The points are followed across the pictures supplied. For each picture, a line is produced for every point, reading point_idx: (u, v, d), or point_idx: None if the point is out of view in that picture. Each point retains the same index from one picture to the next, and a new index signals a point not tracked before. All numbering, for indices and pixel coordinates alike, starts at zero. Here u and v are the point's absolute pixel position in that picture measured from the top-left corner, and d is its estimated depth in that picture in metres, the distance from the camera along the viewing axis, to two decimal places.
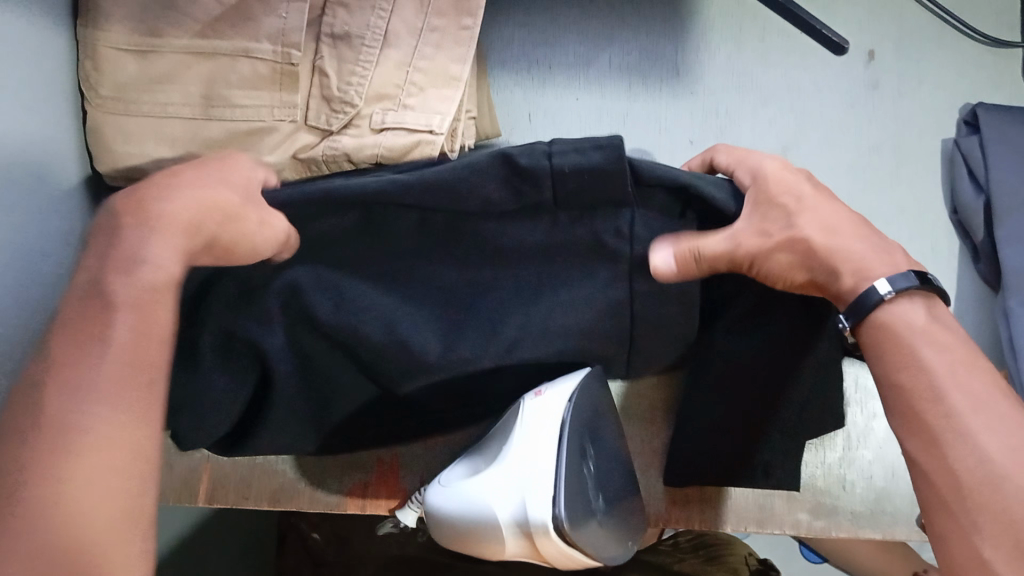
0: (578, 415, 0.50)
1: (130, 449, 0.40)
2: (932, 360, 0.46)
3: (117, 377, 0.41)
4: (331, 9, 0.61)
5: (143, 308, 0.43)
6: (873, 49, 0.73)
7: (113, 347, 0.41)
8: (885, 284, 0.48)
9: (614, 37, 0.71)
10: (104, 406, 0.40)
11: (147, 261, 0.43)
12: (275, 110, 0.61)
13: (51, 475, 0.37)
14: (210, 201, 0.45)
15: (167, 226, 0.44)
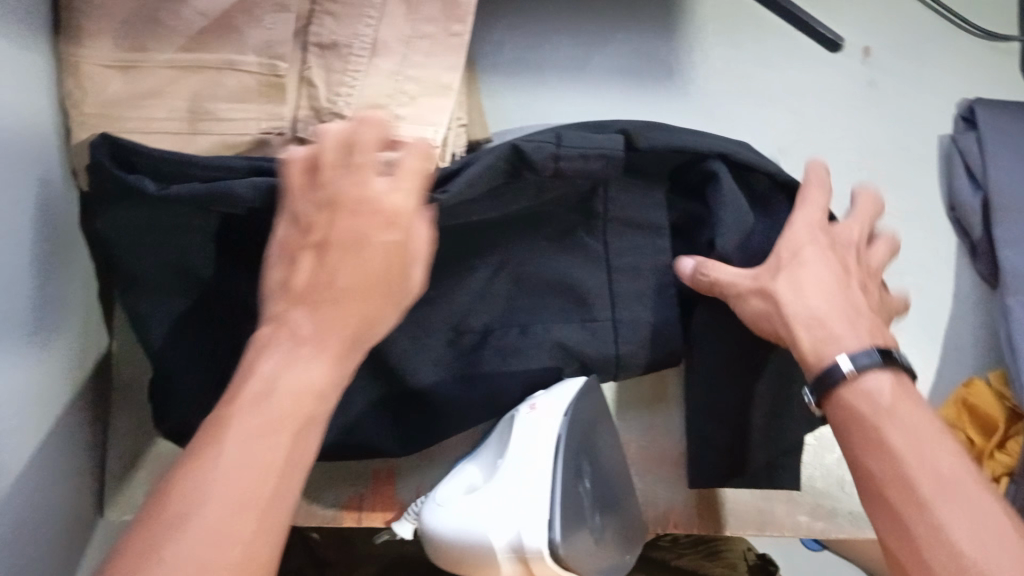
0: (572, 434, 0.51)
1: (248, 553, 0.35)
2: (894, 445, 0.45)
3: (252, 469, 0.37)
4: (317, 18, 0.61)
5: (299, 433, 0.39)
6: (868, 45, 0.72)
7: (264, 458, 0.38)
8: (846, 360, 0.48)
9: (606, 39, 0.70)
10: (230, 497, 0.36)
11: (302, 379, 0.40)
12: (261, 122, 0.60)
13: (157, 554, 0.34)
14: (367, 298, 0.44)
15: (320, 329, 0.42)
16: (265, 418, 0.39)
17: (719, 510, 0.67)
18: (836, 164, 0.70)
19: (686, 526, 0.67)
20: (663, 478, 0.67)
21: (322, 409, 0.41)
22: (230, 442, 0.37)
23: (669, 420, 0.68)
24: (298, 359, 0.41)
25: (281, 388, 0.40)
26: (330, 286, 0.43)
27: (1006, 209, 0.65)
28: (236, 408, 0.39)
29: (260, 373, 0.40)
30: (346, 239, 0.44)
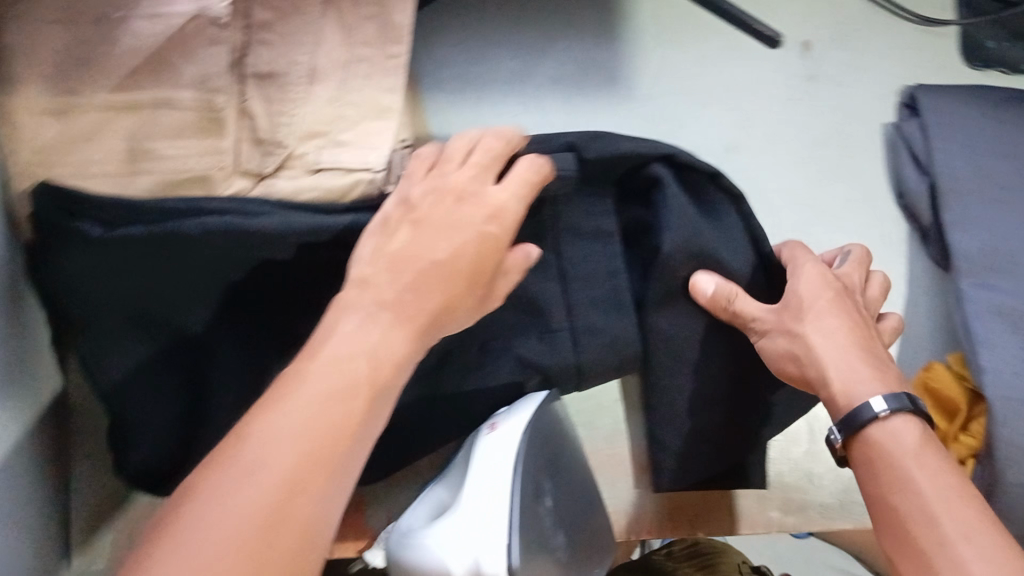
0: (528, 454, 0.50)
1: (309, 508, 0.36)
2: (919, 486, 0.47)
3: (321, 425, 0.37)
4: (253, 48, 0.61)
5: (370, 401, 0.40)
6: (808, 39, 0.72)
7: (334, 420, 0.38)
8: (879, 402, 0.50)
9: (547, 49, 0.70)
10: (297, 448, 0.36)
11: (375, 348, 0.42)
12: (202, 159, 0.59)
13: (220, 495, 0.35)
14: (458, 280, 0.47)
15: (398, 304, 0.44)
16: (343, 378, 0.40)
17: (689, 512, 0.68)
18: (783, 159, 0.71)
19: (658, 531, 0.67)
20: (631, 485, 0.68)
21: (393, 384, 0.42)
22: (299, 398, 0.38)
23: (633, 426, 0.69)
24: (375, 329, 0.42)
25: (361, 356, 0.41)
26: (421, 258, 0.46)
27: (953, 193, 0.66)
28: (316, 365, 0.40)
29: (341, 336, 0.41)
30: (443, 221, 0.48)
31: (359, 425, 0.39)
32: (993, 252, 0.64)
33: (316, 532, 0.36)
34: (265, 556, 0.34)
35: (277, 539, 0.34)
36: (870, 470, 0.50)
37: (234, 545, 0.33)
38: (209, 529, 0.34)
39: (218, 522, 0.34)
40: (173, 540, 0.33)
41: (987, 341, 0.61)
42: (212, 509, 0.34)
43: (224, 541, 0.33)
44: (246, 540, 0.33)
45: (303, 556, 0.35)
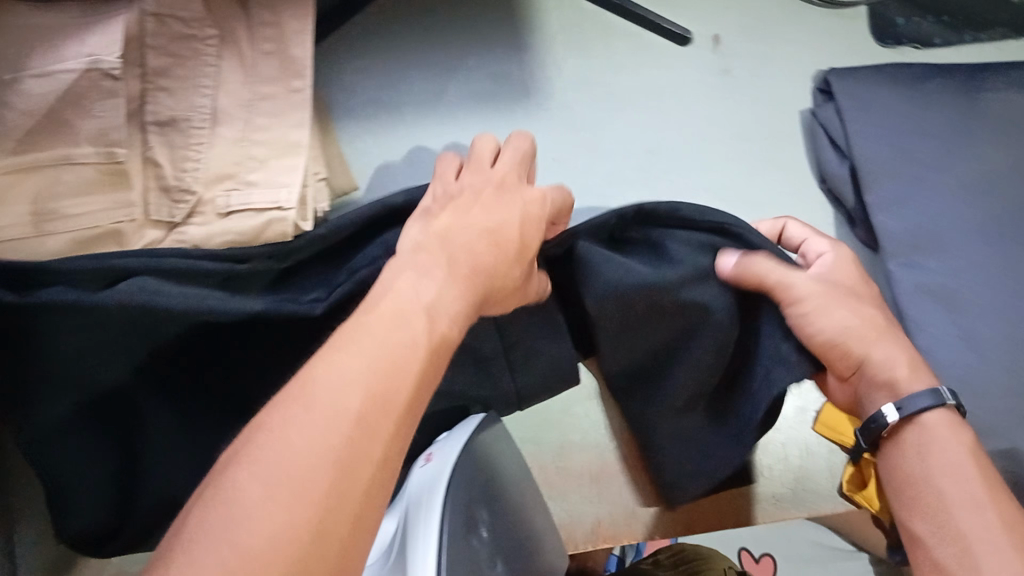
0: (458, 484, 0.50)
1: (382, 453, 0.34)
2: (964, 477, 0.48)
3: (382, 376, 0.36)
4: (151, 95, 0.59)
5: (430, 358, 0.38)
6: (718, 34, 0.73)
7: (394, 372, 0.36)
8: (944, 391, 0.51)
9: (458, 66, 0.70)
10: (363, 395, 0.35)
11: (430, 304, 0.41)
12: (111, 212, 0.57)
13: (277, 441, 0.33)
14: (498, 259, 0.46)
15: (452, 265, 0.44)
16: (402, 330, 0.38)
17: (644, 518, 0.67)
18: (709, 154, 0.70)
19: (615, 538, 0.67)
20: (584, 496, 0.67)
21: (453, 338, 0.41)
22: (357, 351, 0.36)
23: (581, 436, 0.68)
24: (430, 286, 0.42)
25: (419, 309, 0.40)
26: (470, 228, 0.47)
27: (874, 174, 0.66)
28: (376, 319, 0.39)
29: (398, 291, 0.41)
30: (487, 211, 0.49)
31: (422, 372, 0.37)
32: (918, 230, 0.64)
33: (387, 470, 0.34)
34: (337, 490, 0.32)
35: (347, 473, 0.32)
36: (916, 456, 0.50)
37: (303, 475, 0.32)
38: (275, 460, 0.32)
39: (285, 454, 0.32)
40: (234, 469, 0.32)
41: (919, 322, 0.62)
42: (274, 443, 0.32)
43: (291, 471, 0.32)
44: (316, 471, 0.32)
45: (375, 495, 0.33)
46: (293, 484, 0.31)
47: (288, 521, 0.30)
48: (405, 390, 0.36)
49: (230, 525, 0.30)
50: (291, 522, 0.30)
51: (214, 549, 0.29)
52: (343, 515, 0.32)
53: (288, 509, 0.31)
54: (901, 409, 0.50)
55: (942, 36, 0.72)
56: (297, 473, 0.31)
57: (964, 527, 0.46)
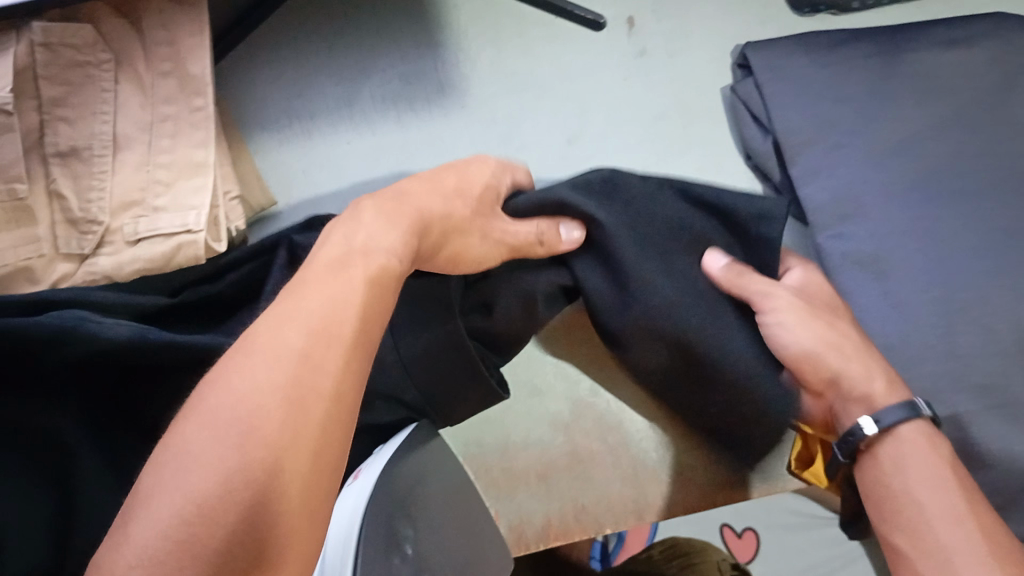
0: (381, 501, 0.50)
1: (329, 389, 0.33)
2: (934, 502, 0.48)
3: (322, 309, 0.35)
4: (50, 126, 0.57)
5: (372, 287, 0.38)
6: (631, 16, 0.73)
7: (341, 306, 0.36)
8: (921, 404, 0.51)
9: (373, 69, 0.70)
10: (307, 334, 0.33)
11: (367, 245, 0.40)
12: (19, 250, 0.55)
13: (216, 399, 0.31)
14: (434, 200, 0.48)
15: (383, 209, 0.44)
16: (340, 271, 0.38)
17: (593, 512, 0.66)
18: (632, 137, 0.69)
19: (567, 534, 0.66)
20: (531, 494, 0.67)
21: (392, 273, 0.40)
22: (304, 295, 0.36)
23: (523, 434, 0.68)
24: (364, 232, 0.42)
25: (354, 252, 0.40)
26: (406, 182, 0.49)
27: (796, 147, 0.66)
28: (319, 269, 0.38)
29: (335, 243, 0.40)
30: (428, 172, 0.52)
31: (366, 304, 0.37)
32: (843, 198, 0.63)
33: (343, 405, 0.33)
34: (290, 426, 0.31)
35: (302, 407, 0.31)
36: (888, 469, 0.50)
37: (252, 419, 0.30)
38: (220, 408, 0.30)
39: (235, 402, 0.31)
40: (187, 426, 0.30)
41: (850, 292, 0.61)
42: (219, 396, 0.31)
43: (238, 419, 0.30)
44: (265, 410, 0.30)
45: (331, 431, 0.32)
46: (244, 427, 0.30)
47: (240, 466, 0.29)
48: (354, 326, 0.35)
49: (182, 480, 0.29)
50: (246, 466, 0.29)
51: (166, 501, 0.28)
52: (297, 454, 0.30)
53: (241, 453, 0.29)
54: (878, 421, 0.50)
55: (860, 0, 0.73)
56: (246, 417, 0.30)
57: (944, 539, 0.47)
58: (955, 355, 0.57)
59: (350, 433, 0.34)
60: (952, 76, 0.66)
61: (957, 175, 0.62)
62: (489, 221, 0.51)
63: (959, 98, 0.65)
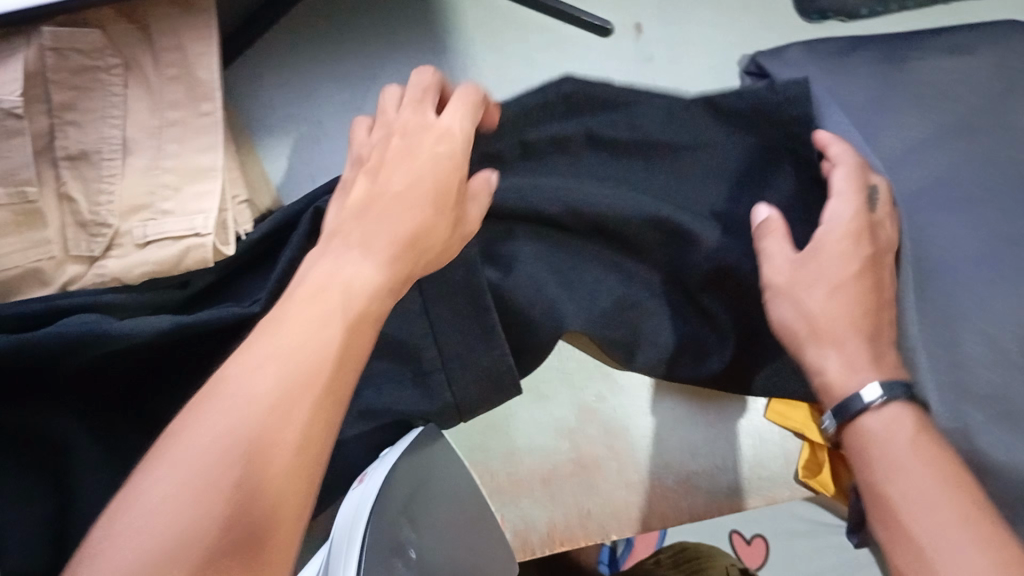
0: (384, 505, 0.50)
1: (290, 442, 0.35)
2: (898, 491, 0.44)
3: (294, 359, 0.37)
4: (59, 130, 0.58)
5: (350, 328, 0.40)
6: (638, 23, 0.73)
7: (317, 355, 0.38)
8: (873, 391, 0.48)
9: (379, 75, 0.70)
10: (274, 381, 0.36)
11: (349, 281, 0.42)
12: (28, 252, 0.57)
13: (176, 446, 0.34)
14: (402, 216, 0.47)
15: (365, 239, 0.45)
16: (316, 310, 0.40)
17: (597, 518, 0.67)
18: None
19: (572, 541, 0.66)
20: (536, 500, 0.67)
21: (371, 313, 0.42)
22: (277, 339, 0.38)
23: (527, 441, 0.67)
24: (347, 265, 0.43)
25: (334, 288, 0.42)
26: (384, 193, 0.49)
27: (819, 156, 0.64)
28: (298, 305, 0.40)
29: (318, 276, 0.42)
30: (391, 171, 0.50)
31: (343, 350, 0.39)
32: None
33: (307, 457, 0.36)
34: (244, 481, 0.33)
35: (259, 459, 0.34)
36: (863, 457, 0.47)
37: (207, 478, 0.33)
38: (178, 460, 0.33)
39: (191, 453, 0.33)
40: (145, 475, 0.33)
41: None
42: (178, 446, 0.34)
43: (203, 470, 0.33)
44: (222, 465, 0.33)
45: (296, 480, 0.35)
46: (202, 477, 0.33)
47: (200, 518, 0.32)
48: (327, 376, 0.38)
49: (135, 530, 0.31)
50: (195, 527, 0.32)
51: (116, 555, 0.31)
52: (256, 506, 0.33)
53: (202, 508, 0.32)
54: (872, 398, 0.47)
55: (868, 7, 0.73)
56: (210, 468, 0.33)
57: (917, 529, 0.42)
58: (957, 366, 0.58)
59: (317, 482, 0.36)
60: (958, 83, 0.66)
61: (966, 182, 0.62)
62: (461, 225, 0.51)
63: (965, 104, 0.65)
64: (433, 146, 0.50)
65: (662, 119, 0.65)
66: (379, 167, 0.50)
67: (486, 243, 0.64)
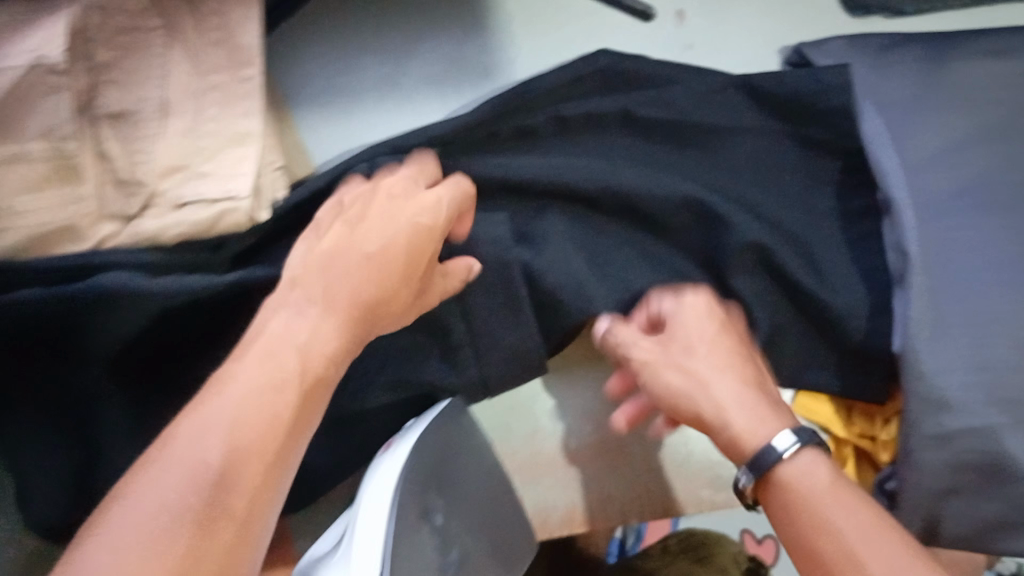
0: (416, 471, 0.51)
1: (232, 506, 0.39)
2: (834, 529, 0.48)
3: (244, 424, 0.41)
4: (101, 88, 0.58)
5: (302, 392, 0.44)
6: (681, 9, 0.73)
7: (266, 421, 0.42)
8: (783, 441, 0.51)
9: (418, 51, 0.70)
10: (223, 448, 0.40)
11: (307, 342, 0.46)
12: (64, 208, 0.57)
13: (125, 508, 0.38)
14: (370, 281, 0.50)
15: (329, 295, 0.49)
16: (273, 369, 0.44)
17: (617, 502, 0.67)
18: None
19: (590, 523, 0.67)
20: (555, 481, 0.67)
21: (324, 375, 0.46)
22: (227, 401, 0.42)
23: (553, 421, 0.67)
24: (305, 323, 0.47)
25: (290, 348, 0.45)
26: (351, 252, 0.51)
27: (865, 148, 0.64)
28: (248, 363, 0.44)
29: (272, 334, 0.46)
30: (367, 236, 0.51)
31: (292, 412, 0.43)
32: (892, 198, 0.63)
33: (247, 520, 0.40)
34: (188, 545, 0.37)
35: (204, 524, 0.38)
36: (796, 513, 0.50)
37: (155, 541, 0.37)
38: (127, 523, 0.37)
39: (139, 517, 0.37)
40: (94, 535, 0.37)
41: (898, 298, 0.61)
42: (127, 510, 0.37)
43: (148, 538, 0.37)
44: (168, 530, 0.37)
45: (240, 537, 0.39)
46: (153, 537, 0.37)
47: None
48: (275, 439, 0.42)
49: None
50: None
51: None
52: (199, 571, 0.37)
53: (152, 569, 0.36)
54: (783, 449, 0.51)
55: (913, 4, 0.72)
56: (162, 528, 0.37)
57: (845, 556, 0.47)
58: (983, 367, 0.58)
59: (256, 541, 0.41)
60: (1000, 85, 0.66)
61: (1007, 183, 0.62)
62: (424, 292, 0.55)
63: (1009, 106, 0.65)
64: (417, 219, 0.53)
65: (699, 99, 0.66)
66: (355, 220, 0.53)
67: (522, 224, 0.65)
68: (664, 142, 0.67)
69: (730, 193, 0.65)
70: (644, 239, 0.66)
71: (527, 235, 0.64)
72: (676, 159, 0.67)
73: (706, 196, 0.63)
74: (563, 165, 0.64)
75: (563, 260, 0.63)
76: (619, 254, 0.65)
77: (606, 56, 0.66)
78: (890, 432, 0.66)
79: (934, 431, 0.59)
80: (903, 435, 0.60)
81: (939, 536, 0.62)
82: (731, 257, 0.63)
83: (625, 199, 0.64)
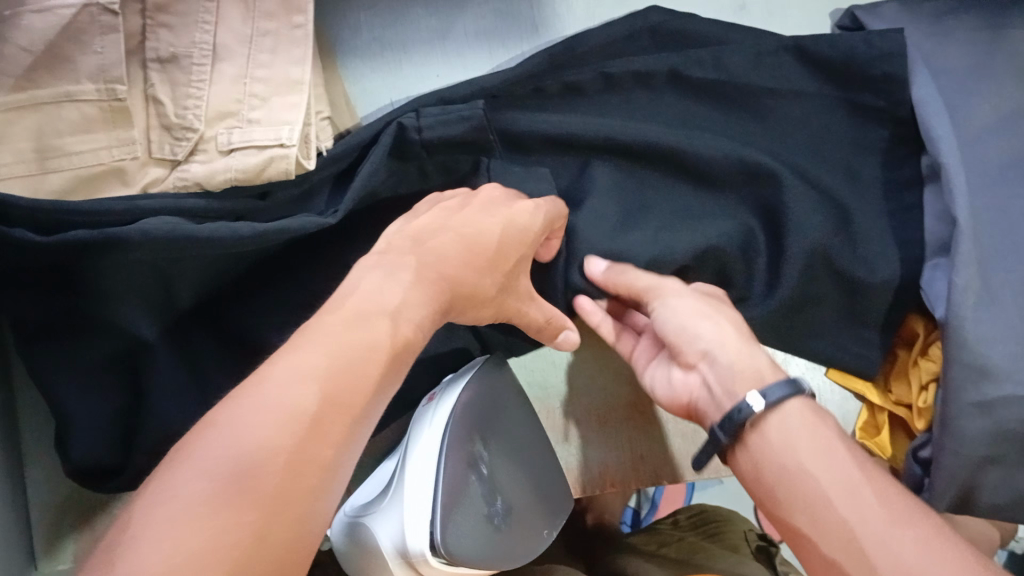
0: (462, 420, 0.55)
1: (323, 457, 0.39)
2: (825, 474, 0.49)
3: (337, 377, 0.41)
4: (152, 31, 0.58)
5: (392, 359, 0.45)
6: None
7: (355, 378, 0.42)
8: (791, 383, 0.52)
9: (466, 3, 0.69)
10: (317, 397, 0.40)
11: (395, 306, 0.47)
12: (113, 150, 0.57)
13: (220, 441, 0.37)
14: (465, 264, 0.53)
15: (420, 270, 0.50)
16: (364, 335, 0.44)
17: (647, 462, 0.71)
18: None
19: (622, 483, 0.71)
20: (589, 440, 0.71)
21: (412, 341, 0.47)
22: (320, 353, 0.42)
23: (586, 381, 0.72)
24: (400, 287, 0.48)
25: (387, 312, 0.46)
26: (445, 232, 0.54)
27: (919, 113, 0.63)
28: (338, 320, 0.44)
29: (354, 294, 0.47)
30: (456, 224, 0.54)
31: (381, 375, 0.43)
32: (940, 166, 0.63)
33: (333, 473, 0.40)
34: (282, 487, 0.37)
35: (297, 471, 0.38)
36: (792, 451, 0.50)
37: (248, 479, 0.36)
38: (219, 459, 0.37)
39: (233, 454, 0.37)
40: (188, 468, 0.37)
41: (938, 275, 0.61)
42: (221, 444, 0.37)
43: (240, 476, 0.36)
44: (263, 471, 0.37)
45: (318, 494, 0.39)
46: (238, 481, 0.36)
47: (237, 522, 0.35)
48: (364, 402, 0.42)
49: (177, 515, 0.35)
50: (237, 523, 0.35)
51: (160, 534, 0.34)
52: (290, 514, 0.37)
53: (238, 512, 0.35)
54: (765, 397, 0.52)
55: None
56: (244, 472, 0.37)
57: (823, 480, 0.49)
58: None
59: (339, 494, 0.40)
60: None
61: None
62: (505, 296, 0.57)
63: None
64: (520, 223, 0.56)
65: (751, 61, 0.65)
66: (448, 211, 0.56)
67: (566, 182, 0.66)
68: (715, 104, 0.66)
69: (781, 158, 0.65)
70: (686, 201, 0.65)
71: (567, 196, 0.65)
72: (721, 120, 0.66)
73: (751, 159, 0.63)
74: (613, 126, 0.63)
75: (596, 218, 0.64)
76: (662, 214, 0.64)
77: (658, 14, 0.66)
78: (926, 400, 0.64)
79: (975, 399, 0.59)
80: (945, 402, 0.60)
81: (973, 506, 0.62)
82: (797, 215, 0.63)
83: (670, 156, 0.63)
